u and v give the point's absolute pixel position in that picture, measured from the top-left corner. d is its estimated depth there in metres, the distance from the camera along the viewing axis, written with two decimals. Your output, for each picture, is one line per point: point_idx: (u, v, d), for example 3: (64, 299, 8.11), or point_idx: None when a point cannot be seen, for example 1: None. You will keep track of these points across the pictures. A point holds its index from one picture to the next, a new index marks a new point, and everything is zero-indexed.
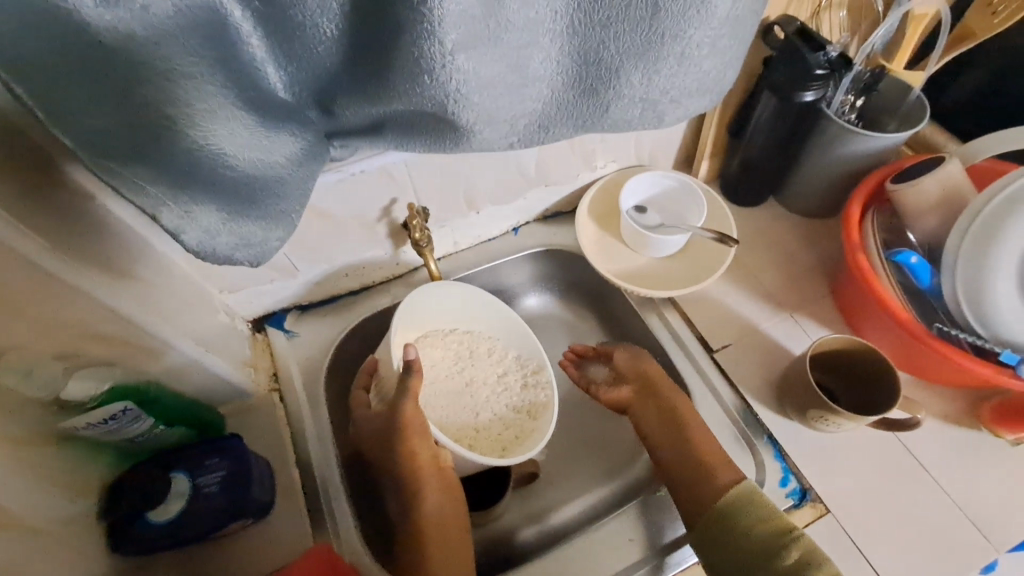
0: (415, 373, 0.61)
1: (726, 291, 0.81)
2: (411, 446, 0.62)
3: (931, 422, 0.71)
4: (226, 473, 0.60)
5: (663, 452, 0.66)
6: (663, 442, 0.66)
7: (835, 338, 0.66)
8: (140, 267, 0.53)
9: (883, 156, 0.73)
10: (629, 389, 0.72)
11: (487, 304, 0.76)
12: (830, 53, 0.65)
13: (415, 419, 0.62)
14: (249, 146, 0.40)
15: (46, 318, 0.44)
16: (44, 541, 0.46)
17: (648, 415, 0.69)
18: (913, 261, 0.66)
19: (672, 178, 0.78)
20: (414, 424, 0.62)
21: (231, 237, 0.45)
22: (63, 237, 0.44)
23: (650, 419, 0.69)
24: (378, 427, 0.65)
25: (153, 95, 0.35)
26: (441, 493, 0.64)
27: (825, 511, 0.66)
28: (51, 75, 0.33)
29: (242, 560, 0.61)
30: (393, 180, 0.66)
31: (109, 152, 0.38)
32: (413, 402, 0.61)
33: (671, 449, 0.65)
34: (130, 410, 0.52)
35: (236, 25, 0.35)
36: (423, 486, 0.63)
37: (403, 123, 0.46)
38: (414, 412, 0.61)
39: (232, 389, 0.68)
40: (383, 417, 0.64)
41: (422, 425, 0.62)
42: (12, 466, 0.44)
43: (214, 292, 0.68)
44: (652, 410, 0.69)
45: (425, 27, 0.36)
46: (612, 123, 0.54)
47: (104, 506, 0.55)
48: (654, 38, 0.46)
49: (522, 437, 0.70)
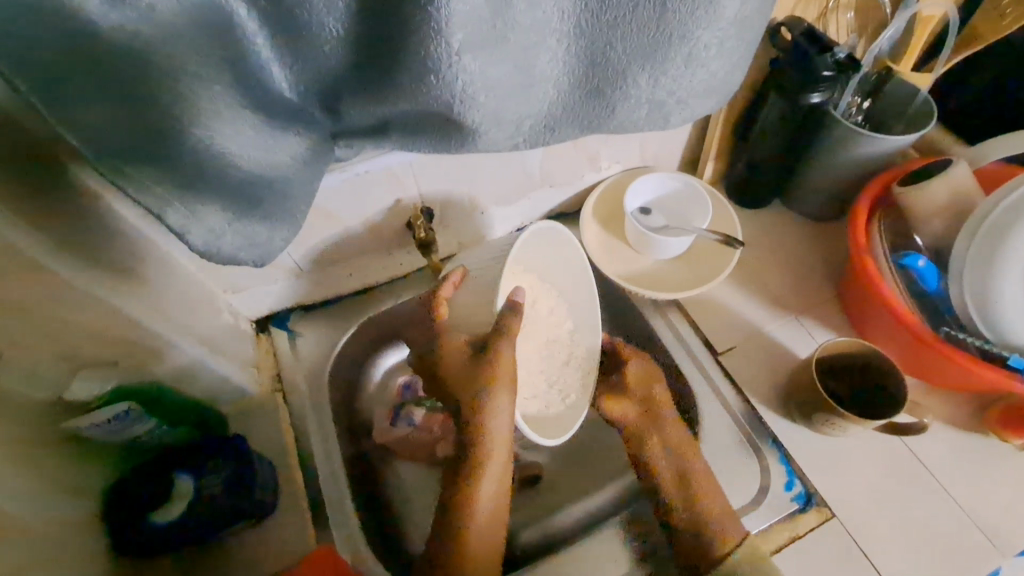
0: (515, 313, 0.55)
1: (730, 293, 0.80)
2: (494, 400, 0.55)
3: (937, 425, 0.71)
4: (231, 472, 0.59)
5: (664, 480, 0.63)
6: (665, 462, 0.64)
7: (841, 342, 0.66)
8: (147, 266, 0.53)
9: (890, 159, 0.73)
10: (636, 406, 0.68)
11: (569, 252, 0.72)
12: (840, 54, 0.64)
13: (508, 377, 0.54)
14: (254, 146, 0.40)
15: (47, 318, 0.44)
16: (44, 544, 0.45)
17: (658, 439, 0.65)
18: (920, 265, 0.67)
19: (678, 180, 0.77)
20: (504, 375, 0.54)
21: (236, 237, 0.45)
22: (67, 235, 0.44)
23: (655, 442, 0.65)
24: (460, 371, 0.55)
25: (159, 95, 0.35)
26: (499, 471, 0.58)
27: (831, 516, 0.65)
28: (56, 73, 0.33)
29: (244, 562, 0.61)
30: (398, 180, 0.66)
31: (114, 152, 0.37)
32: (510, 347, 0.54)
33: (671, 466, 0.63)
34: (134, 410, 0.52)
35: (242, 25, 0.35)
36: (483, 467, 0.57)
37: (408, 124, 0.45)
38: (507, 362, 0.54)
39: (235, 390, 0.68)
40: (471, 359, 0.55)
41: (513, 381, 0.55)
42: (12, 466, 0.43)
43: (218, 292, 0.68)
44: (659, 435, 0.65)
45: (432, 26, 0.36)
46: (618, 124, 0.53)
47: (104, 508, 0.55)
48: (661, 38, 0.45)
49: (548, 410, 0.68)
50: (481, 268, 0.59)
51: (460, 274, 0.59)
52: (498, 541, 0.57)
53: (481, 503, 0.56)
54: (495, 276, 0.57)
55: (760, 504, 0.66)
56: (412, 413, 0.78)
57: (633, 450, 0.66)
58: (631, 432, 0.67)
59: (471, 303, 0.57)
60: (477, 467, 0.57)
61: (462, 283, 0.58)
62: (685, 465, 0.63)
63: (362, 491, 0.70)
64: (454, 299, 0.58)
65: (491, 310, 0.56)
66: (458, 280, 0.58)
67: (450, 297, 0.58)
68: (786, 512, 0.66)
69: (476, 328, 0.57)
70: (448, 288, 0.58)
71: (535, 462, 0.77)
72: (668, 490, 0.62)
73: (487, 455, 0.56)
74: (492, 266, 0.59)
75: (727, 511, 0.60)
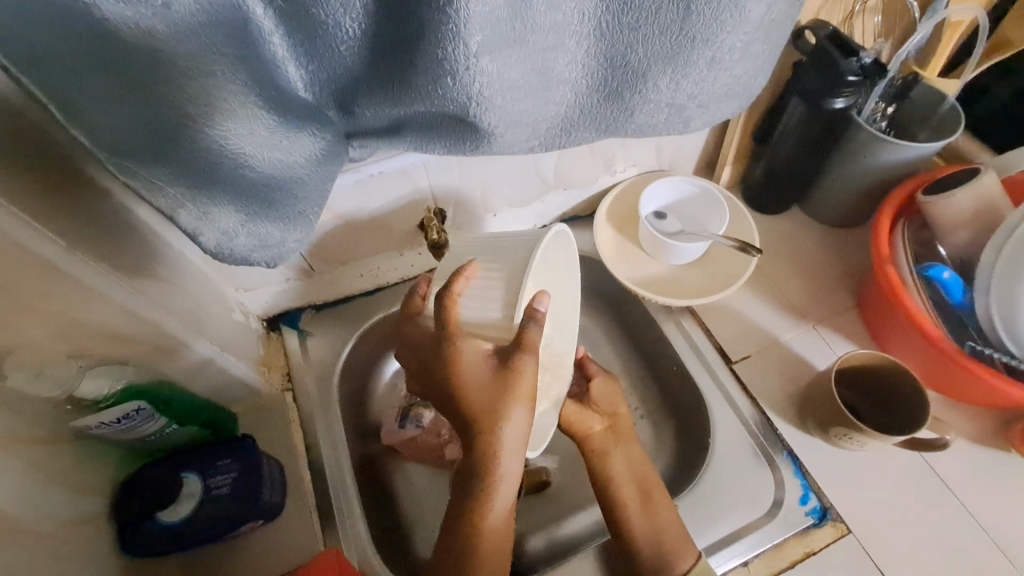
0: (536, 326, 0.46)
1: (745, 300, 0.79)
2: (511, 417, 0.45)
3: (959, 441, 0.69)
4: (238, 473, 0.59)
5: (625, 499, 0.61)
6: (626, 480, 0.62)
7: (862, 355, 0.64)
8: (160, 265, 0.53)
9: (914, 167, 0.71)
10: (601, 420, 0.66)
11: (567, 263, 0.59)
12: (865, 59, 0.62)
13: (526, 387, 0.45)
14: (268, 146, 0.39)
15: (60, 318, 0.44)
16: (53, 543, 0.46)
17: (620, 456, 0.63)
18: (946, 277, 0.65)
19: (694, 185, 0.76)
20: (526, 389, 0.45)
21: (248, 238, 0.44)
22: (85, 235, 0.44)
23: (618, 461, 0.63)
24: (481, 387, 0.45)
25: (174, 94, 0.34)
26: (514, 488, 0.49)
27: (846, 531, 0.64)
28: (70, 72, 0.32)
29: (251, 562, 0.61)
30: (410, 181, 0.65)
31: (129, 152, 0.37)
32: (533, 362, 0.45)
33: (632, 484, 0.62)
34: (144, 409, 0.52)
35: (257, 23, 0.34)
36: (496, 489, 0.48)
37: (423, 125, 0.45)
38: (529, 377, 0.45)
39: (246, 388, 0.68)
40: (495, 371, 0.45)
41: (532, 396, 0.46)
42: (22, 465, 0.44)
43: (230, 291, 0.68)
44: (620, 454, 0.64)
45: (449, 28, 0.35)
46: (636, 127, 0.52)
47: (114, 505, 0.55)
48: (685, 41, 0.44)
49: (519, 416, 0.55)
50: (495, 267, 0.50)
51: (474, 270, 0.49)
52: (505, 553, 0.52)
53: (491, 522, 0.50)
54: (515, 278, 0.48)
55: (773, 517, 0.65)
56: (421, 416, 0.73)
57: (595, 468, 0.63)
58: (594, 447, 0.64)
59: (484, 305, 0.48)
60: (490, 491, 0.48)
61: (474, 280, 0.49)
62: (647, 484, 0.62)
63: (371, 493, 0.69)
64: (465, 298, 0.49)
65: (509, 319, 0.47)
66: (470, 278, 0.49)
67: (460, 297, 0.49)
68: (800, 526, 0.64)
69: (492, 333, 0.47)
70: (461, 286, 0.49)
71: (544, 468, 0.75)
72: (629, 512, 0.60)
73: (498, 481, 0.48)
74: (508, 269, 0.49)
75: (683, 534, 0.59)
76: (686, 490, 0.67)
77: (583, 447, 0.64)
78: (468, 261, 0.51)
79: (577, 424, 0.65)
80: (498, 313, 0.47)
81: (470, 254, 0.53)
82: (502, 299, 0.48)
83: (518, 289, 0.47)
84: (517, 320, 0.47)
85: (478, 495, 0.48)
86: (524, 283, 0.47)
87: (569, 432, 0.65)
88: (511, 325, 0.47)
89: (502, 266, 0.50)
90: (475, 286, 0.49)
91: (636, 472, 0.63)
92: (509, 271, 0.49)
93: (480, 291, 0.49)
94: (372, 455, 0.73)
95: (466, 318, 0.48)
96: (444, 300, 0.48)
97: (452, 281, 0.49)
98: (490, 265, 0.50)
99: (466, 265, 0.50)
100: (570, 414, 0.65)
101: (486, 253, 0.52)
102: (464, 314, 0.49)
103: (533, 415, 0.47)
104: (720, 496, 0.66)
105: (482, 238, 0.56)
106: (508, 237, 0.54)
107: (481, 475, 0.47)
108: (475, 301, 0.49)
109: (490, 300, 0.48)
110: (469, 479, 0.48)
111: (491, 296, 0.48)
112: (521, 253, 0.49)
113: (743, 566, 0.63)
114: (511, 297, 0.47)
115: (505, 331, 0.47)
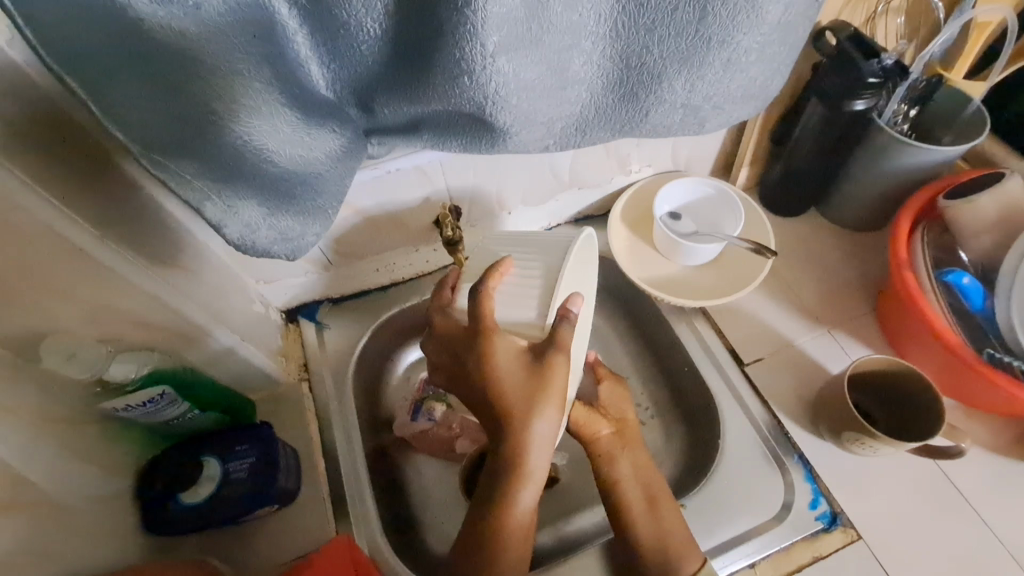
0: (569, 326, 0.47)
1: (759, 303, 0.79)
2: (540, 417, 0.46)
3: (976, 450, 0.68)
4: (255, 459, 0.62)
5: (632, 502, 0.61)
6: (633, 485, 0.62)
7: (876, 359, 0.63)
8: (186, 256, 0.55)
9: (935, 171, 0.70)
10: (609, 426, 0.66)
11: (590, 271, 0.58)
12: (887, 60, 0.62)
13: (558, 387, 0.46)
14: (290, 142, 0.41)
15: (91, 304, 0.46)
16: (79, 519, 0.48)
17: (626, 461, 0.64)
18: (965, 282, 0.64)
19: (709, 186, 0.75)
20: (558, 388, 0.46)
21: (269, 231, 0.46)
22: (117, 226, 0.46)
23: (624, 465, 0.63)
24: (510, 386, 0.45)
25: (202, 91, 0.36)
26: (539, 487, 0.50)
27: (856, 537, 0.64)
28: (107, 68, 0.34)
29: (265, 547, 0.63)
30: (427, 178, 0.66)
31: (159, 146, 0.39)
32: (564, 361, 0.46)
33: (637, 489, 0.62)
34: (167, 395, 0.54)
35: (283, 24, 0.35)
36: (519, 487, 0.49)
37: (440, 123, 0.46)
38: (562, 375, 0.46)
39: (264, 377, 0.69)
40: (528, 367, 0.46)
41: (564, 396, 0.46)
42: (52, 444, 0.46)
43: (252, 282, 0.70)
44: (627, 458, 0.64)
45: (467, 28, 0.36)
46: (650, 128, 0.53)
47: (138, 484, 0.58)
48: (700, 42, 0.44)
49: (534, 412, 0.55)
50: (531, 264, 0.51)
51: (508, 267, 0.50)
52: (526, 551, 0.53)
53: (515, 521, 0.50)
54: (550, 280, 0.49)
55: (782, 521, 0.64)
56: (433, 409, 0.75)
57: (599, 471, 0.63)
58: (601, 451, 0.64)
59: (517, 302, 0.49)
60: (518, 485, 0.49)
61: (507, 278, 0.50)
62: (652, 489, 0.62)
63: (383, 483, 0.71)
64: (499, 294, 0.50)
65: (542, 318, 0.48)
66: (505, 273, 0.50)
67: (496, 291, 0.49)
68: (809, 530, 0.64)
69: (524, 331, 0.48)
70: (496, 281, 0.49)
71: (552, 464, 0.75)
72: (635, 516, 0.61)
73: (522, 480, 0.48)
74: (544, 268, 0.50)
75: (689, 538, 0.60)
76: (695, 491, 0.67)
77: (590, 450, 0.64)
78: (503, 258, 0.52)
79: (586, 428, 0.64)
80: (533, 313, 0.48)
81: (501, 252, 0.55)
82: (537, 299, 0.49)
83: (553, 290, 0.48)
84: (550, 320, 0.48)
85: (498, 490, 0.49)
86: (559, 284, 0.49)
87: (578, 435, 0.64)
88: (545, 326, 0.48)
89: (539, 263, 0.51)
90: (510, 282, 0.50)
91: (644, 477, 0.63)
92: (546, 271, 0.50)
93: (511, 288, 0.50)
94: (385, 445, 0.75)
95: (501, 316, 0.49)
96: (480, 294, 0.48)
97: (487, 275, 0.49)
98: (526, 263, 0.52)
99: (501, 261, 0.51)
100: (580, 417, 0.64)
101: (518, 253, 0.53)
102: (499, 311, 0.49)
103: (562, 415, 0.47)
104: (729, 497, 0.66)
105: (507, 237, 0.57)
106: (537, 238, 0.55)
107: (509, 469, 0.48)
108: (510, 298, 0.49)
109: (526, 299, 0.49)
110: (492, 476, 0.49)
111: (521, 295, 0.49)
112: (555, 255, 0.51)
113: (751, 568, 0.63)
114: (546, 296, 0.49)
115: (538, 330, 0.48)
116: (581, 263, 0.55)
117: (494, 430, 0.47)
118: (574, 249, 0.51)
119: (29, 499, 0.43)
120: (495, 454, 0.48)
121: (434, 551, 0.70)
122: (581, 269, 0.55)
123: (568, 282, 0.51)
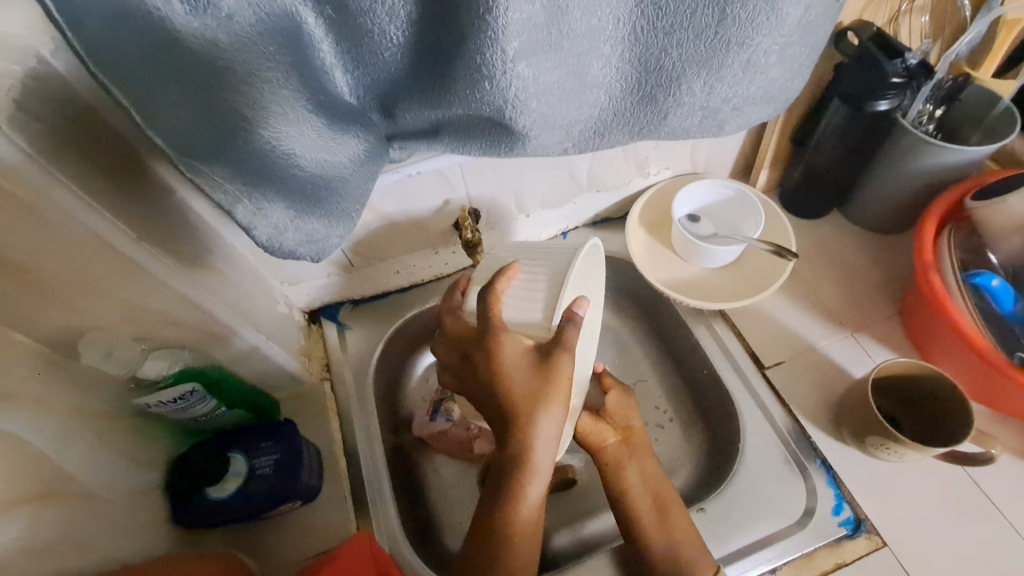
0: (575, 326, 0.48)
1: (779, 306, 0.78)
2: (546, 416, 0.46)
3: (1006, 457, 0.66)
4: (280, 455, 0.63)
5: (641, 510, 0.61)
6: (639, 493, 0.62)
7: (897, 363, 0.62)
8: (214, 258, 0.56)
9: (963, 171, 0.69)
10: (614, 433, 0.65)
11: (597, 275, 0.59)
12: (910, 60, 0.62)
13: (564, 386, 0.46)
14: (317, 147, 0.42)
15: (126, 304, 0.48)
16: (111, 510, 0.50)
17: (634, 469, 0.63)
18: (994, 285, 0.62)
19: (727, 187, 0.75)
20: (564, 389, 0.46)
21: (296, 233, 0.48)
22: (154, 227, 0.48)
23: (632, 473, 0.63)
24: (521, 384, 0.46)
25: (234, 98, 0.37)
26: (545, 487, 0.50)
27: (881, 544, 0.62)
28: (146, 76, 0.36)
29: (286, 542, 0.64)
30: (446, 182, 0.67)
31: (192, 151, 0.40)
32: (571, 359, 0.47)
33: (645, 496, 0.62)
34: (197, 391, 0.56)
35: (310, 32, 0.36)
36: (525, 489, 0.49)
37: (460, 127, 0.47)
38: (567, 375, 0.46)
39: (288, 377, 0.71)
40: (536, 366, 0.46)
41: (569, 395, 0.47)
42: (83, 438, 0.48)
43: (276, 284, 0.72)
44: (634, 466, 0.64)
45: (488, 34, 0.37)
46: (669, 131, 0.53)
47: (167, 478, 0.60)
48: (719, 46, 0.44)
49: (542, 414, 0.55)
50: (537, 271, 0.52)
51: (515, 272, 0.51)
52: (533, 552, 0.54)
53: (521, 521, 0.51)
54: (559, 283, 0.50)
55: (804, 527, 0.63)
56: (451, 410, 0.74)
57: (609, 478, 0.63)
58: (608, 460, 0.64)
59: (523, 306, 0.50)
60: (524, 484, 0.49)
61: (516, 281, 0.51)
62: (659, 496, 0.62)
63: (401, 482, 0.72)
64: (507, 296, 0.51)
65: (547, 320, 0.49)
66: (512, 278, 0.51)
67: (503, 295, 0.50)
68: (832, 537, 0.63)
69: (532, 332, 0.49)
70: (505, 284, 0.50)
71: (569, 466, 0.75)
72: (645, 524, 0.60)
73: (529, 480, 0.48)
74: (551, 272, 0.51)
75: (699, 544, 0.59)
76: (715, 495, 0.66)
77: (596, 459, 0.64)
78: (511, 263, 0.53)
79: (592, 437, 0.64)
80: (539, 314, 0.49)
81: (512, 258, 0.55)
82: (543, 302, 0.50)
83: (561, 292, 0.49)
84: (556, 321, 0.49)
85: (509, 491, 0.49)
86: (565, 286, 0.49)
87: (584, 445, 0.64)
88: (550, 326, 0.48)
89: (545, 269, 0.52)
90: (517, 287, 0.51)
91: (651, 486, 0.63)
92: (552, 276, 0.51)
93: (518, 291, 0.51)
94: (404, 445, 0.76)
95: (510, 317, 0.50)
96: (488, 296, 0.49)
97: (496, 279, 0.50)
98: (532, 269, 0.52)
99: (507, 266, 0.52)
100: (585, 426, 0.64)
101: (526, 258, 0.54)
102: (507, 313, 0.50)
103: (566, 414, 0.47)
104: (749, 501, 0.65)
105: (518, 245, 0.58)
106: (545, 247, 0.56)
107: (518, 470, 0.48)
108: (517, 300, 0.50)
109: (533, 302, 0.50)
110: (500, 477, 0.49)
111: (528, 297, 0.50)
112: (562, 261, 0.52)
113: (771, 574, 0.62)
114: (551, 300, 0.49)
115: (545, 331, 0.49)
116: (586, 269, 0.56)
117: (502, 432, 0.48)
118: (580, 256, 0.52)
119: (65, 491, 0.45)
120: (503, 452, 0.48)
121: (450, 551, 0.70)
122: (584, 277, 0.55)
123: (574, 288, 0.52)
